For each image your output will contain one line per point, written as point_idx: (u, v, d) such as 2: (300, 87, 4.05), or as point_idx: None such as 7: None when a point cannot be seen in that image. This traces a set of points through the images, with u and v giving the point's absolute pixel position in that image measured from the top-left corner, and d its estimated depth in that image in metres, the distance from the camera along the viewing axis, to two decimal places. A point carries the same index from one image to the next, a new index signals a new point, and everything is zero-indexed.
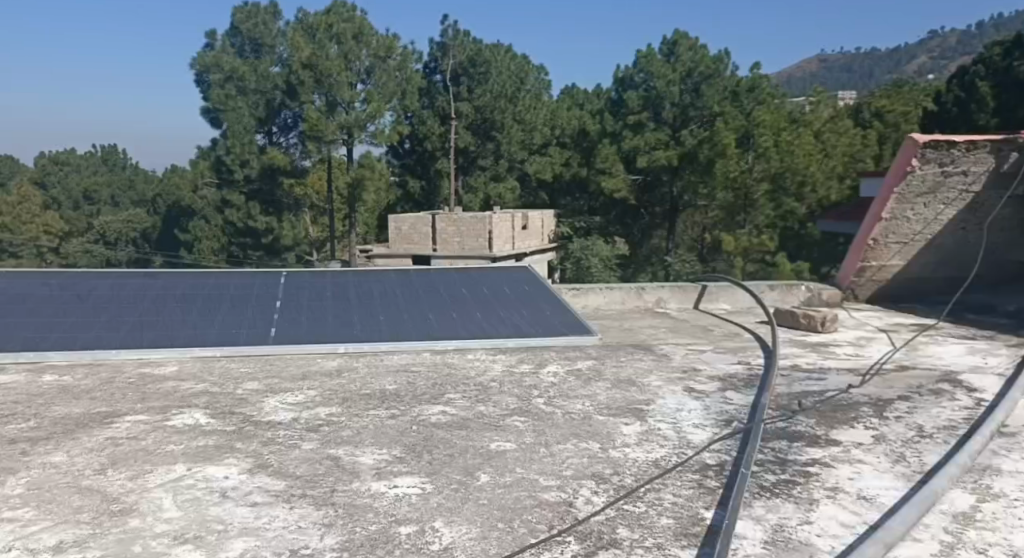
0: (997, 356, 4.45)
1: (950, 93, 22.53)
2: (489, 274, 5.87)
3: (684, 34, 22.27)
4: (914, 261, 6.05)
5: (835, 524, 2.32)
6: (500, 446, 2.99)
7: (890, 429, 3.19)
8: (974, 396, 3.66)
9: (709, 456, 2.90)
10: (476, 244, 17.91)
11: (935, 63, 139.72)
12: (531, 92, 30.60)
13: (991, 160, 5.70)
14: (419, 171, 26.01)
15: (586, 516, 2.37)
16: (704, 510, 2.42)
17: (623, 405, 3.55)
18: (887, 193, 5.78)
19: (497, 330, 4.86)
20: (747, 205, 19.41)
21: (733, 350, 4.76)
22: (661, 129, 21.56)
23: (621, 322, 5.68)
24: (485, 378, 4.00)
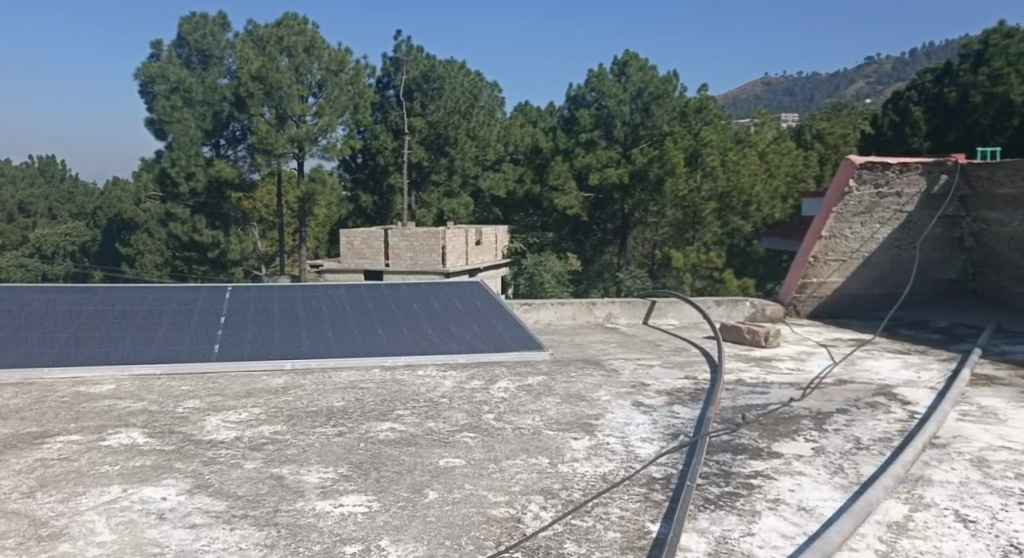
0: (930, 370, 4.62)
1: (886, 118, 23.72)
2: (441, 288, 5.86)
3: (634, 55, 22.68)
4: (852, 278, 6.23)
5: (776, 536, 2.37)
6: (449, 462, 2.98)
7: (829, 442, 3.28)
8: (907, 408, 3.79)
9: (655, 469, 2.93)
10: (429, 259, 17.82)
11: (871, 88, 145.31)
12: (484, 108, 30.80)
13: (922, 182, 5.98)
14: (371, 186, 25.80)
15: (534, 531, 2.38)
16: (651, 523, 2.45)
17: (572, 420, 3.57)
18: (825, 211, 5.99)
19: (448, 346, 4.85)
20: (695, 222, 20.33)
21: (680, 365, 4.84)
22: (613, 147, 21.87)
23: (572, 337, 5.72)
24: (435, 394, 3.98)
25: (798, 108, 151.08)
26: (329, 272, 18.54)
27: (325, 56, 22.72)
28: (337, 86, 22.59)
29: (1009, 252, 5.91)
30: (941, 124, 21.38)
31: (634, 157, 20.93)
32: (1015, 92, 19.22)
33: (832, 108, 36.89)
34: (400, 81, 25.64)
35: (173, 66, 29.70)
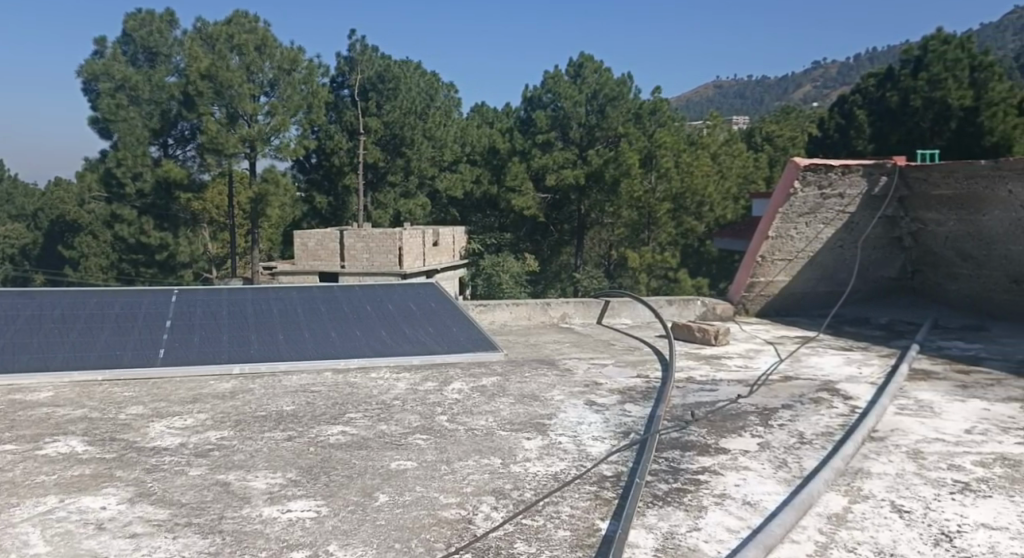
0: (871, 366, 4.77)
1: (833, 122, 24.61)
2: (394, 290, 5.83)
3: (589, 57, 22.89)
4: (797, 277, 6.41)
5: (721, 529, 2.42)
6: (401, 465, 2.97)
7: (773, 437, 3.36)
8: (848, 404, 3.90)
9: (606, 467, 2.97)
10: (385, 260, 17.65)
11: (817, 91, 149.22)
12: (440, 109, 30.77)
13: (863, 184, 6.03)
14: (326, 187, 25.43)
15: (484, 532, 2.39)
16: (600, 520, 2.48)
17: (525, 421, 3.59)
18: (772, 212, 6.06)
19: (401, 348, 4.83)
20: (650, 222, 20.47)
21: (633, 364, 4.90)
22: (569, 149, 22.00)
23: (526, 338, 5.74)
24: (388, 396, 3.96)
25: (748, 110, 154.33)
26: (283, 274, 18.19)
27: (277, 54, 22.33)
28: (289, 85, 22.28)
29: (945, 251, 6.11)
30: (884, 128, 22.04)
31: (590, 158, 21.13)
32: (953, 96, 19.93)
33: (781, 111, 37.75)
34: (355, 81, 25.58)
35: (118, 63, 28.71)
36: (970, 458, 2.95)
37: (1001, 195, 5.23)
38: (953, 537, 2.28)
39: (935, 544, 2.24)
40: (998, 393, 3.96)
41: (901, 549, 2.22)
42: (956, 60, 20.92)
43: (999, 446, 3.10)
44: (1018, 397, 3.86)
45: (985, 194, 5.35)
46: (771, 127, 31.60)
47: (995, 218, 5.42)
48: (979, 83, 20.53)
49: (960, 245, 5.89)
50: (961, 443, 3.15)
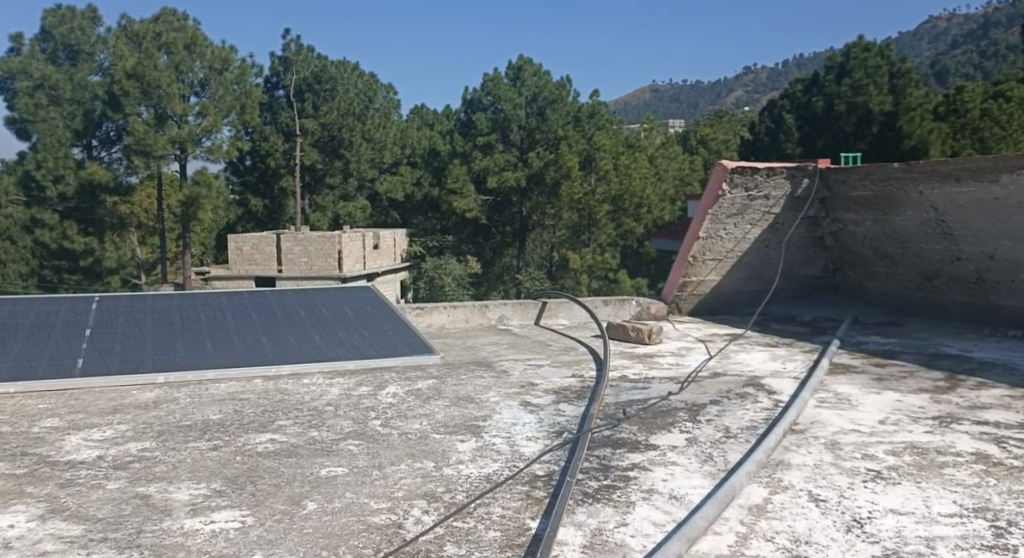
0: (794, 361, 4.94)
1: (763, 125, 26.04)
2: (330, 293, 5.76)
3: (528, 60, 23.12)
4: (726, 276, 6.58)
5: (648, 524, 2.47)
6: (331, 471, 2.93)
7: (701, 432, 3.45)
8: (772, 398, 4.04)
9: (538, 467, 2.99)
10: (325, 264, 17.34)
11: (747, 96, 153.98)
12: (379, 110, 30.55)
13: (787, 186, 6.20)
14: (262, 189, 24.81)
15: (414, 536, 2.38)
16: (530, 520, 2.50)
17: (460, 422, 3.59)
18: (702, 213, 6.17)
19: (336, 352, 4.77)
20: (591, 224, 21.21)
21: (569, 364, 4.96)
22: (509, 151, 21.98)
23: (464, 340, 5.75)
24: (320, 402, 3.90)
25: (681, 114, 158.00)
26: (217, 278, 17.64)
27: (208, 54, 21.77)
28: (221, 85, 21.72)
29: (863, 251, 6.35)
30: (810, 132, 22.87)
31: (530, 160, 21.17)
32: (874, 101, 20.81)
33: (714, 114, 38.89)
34: (290, 82, 25.29)
35: (36, 60, 27.37)
36: (882, 447, 3.09)
37: (913, 196, 5.45)
38: (864, 523, 2.38)
39: (848, 531, 2.33)
40: (910, 384, 4.16)
41: (816, 537, 2.30)
42: (876, 66, 21.74)
43: (910, 435, 3.25)
44: (928, 388, 4.07)
45: (898, 196, 5.56)
46: (704, 130, 32.38)
47: (909, 218, 5.64)
48: (897, 89, 21.50)
49: (877, 245, 6.14)
50: (875, 434, 3.29)
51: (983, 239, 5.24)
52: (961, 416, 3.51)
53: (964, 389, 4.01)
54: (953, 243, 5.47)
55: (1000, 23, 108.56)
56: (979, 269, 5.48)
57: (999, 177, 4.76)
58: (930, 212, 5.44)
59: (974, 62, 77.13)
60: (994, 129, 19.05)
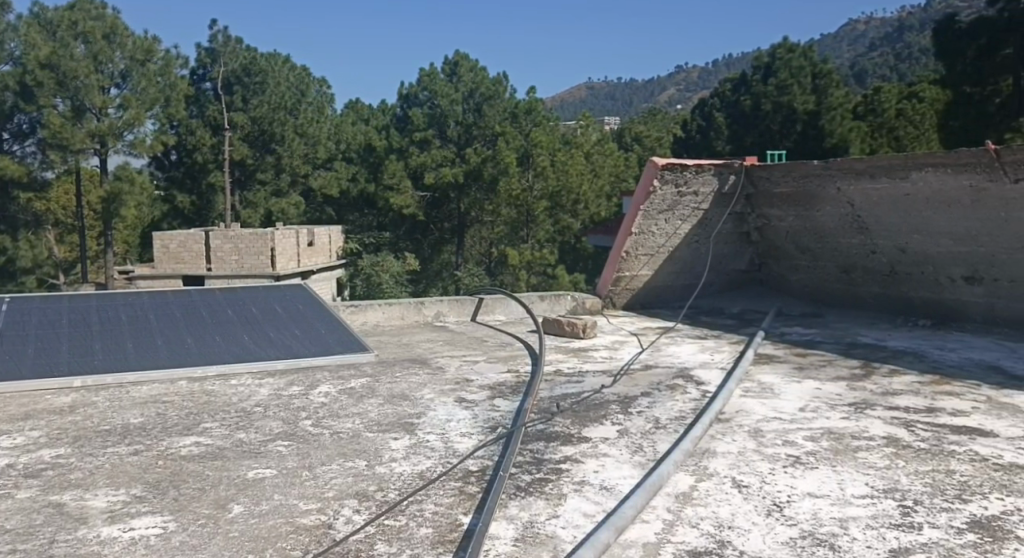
0: (722, 353, 5.08)
1: (694, 123, 26.67)
2: (260, 293, 5.63)
3: (465, 56, 23.18)
4: (657, 271, 6.70)
5: (578, 515, 2.50)
6: (258, 473, 2.87)
7: (632, 424, 3.51)
8: (701, 388, 4.15)
9: (472, 463, 2.99)
10: (257, 261, 16.89)
11: (679, 95, 157.40)
12: (312, 104, 30.08)
13: (714, 182, 6.39)
14: (188, 185, 23.94)
15: (344, 536, 2.35)
16: (463, 516, 2.50)
17: (393, 421, 3.56)
18: (634, 210, 6.26)
19: (265, 352, 4.66)
20: (529, 220, 21.47)
21: (504, 360, 4.98)
22: (446, 147, 21.84)
23: (399, 338, 5.69)
24: (249, 403, 3.81)
25: (616, 111, 160.41)
26: (141, 279, 16.92)
27: (128, 44, 20.80)
28: (145, 77, 20.95)
29: (786, 245, 6.56)
30: (738, 130, 23.57)
31: (468, 156, 21.10)
32: (798, 101, 21.53)
33: (648, 113, 39.68)
34: (218, 74, 24.68)
35: None
36: (801, 433, 3.21)
37: (831, 193, 5.67)
38: (783, 507, 2.47)
39: (768, 515, 2.42)
40: (829, 373, 4.33)
41: (738, 522, 2.38)
42: (800, 67, 22.56)
43: (826, 421, 3.39)
44: (845, 376, 4.24)
45: (819, 192, 5.78)
46: (639, 129, 33.05)
47: (828, 214, 5.87)
48: (820, 89, 22.27)
49: (799, 240, 6.35)
50: (795, 420, 3.42)
51: (896, 234, 5.49)
52: (875, 402, 3.67)
53: (878, 377, 4.19)
54: (869, 237, 5.72)
55: (915, 28, 113.54)
56: (893, 263, 5.73)
57: (910, 174, 5.01)
58: (847, 208, 5.66)
59: (891, 64, 80.46)
60: (908, 129, 19.90)
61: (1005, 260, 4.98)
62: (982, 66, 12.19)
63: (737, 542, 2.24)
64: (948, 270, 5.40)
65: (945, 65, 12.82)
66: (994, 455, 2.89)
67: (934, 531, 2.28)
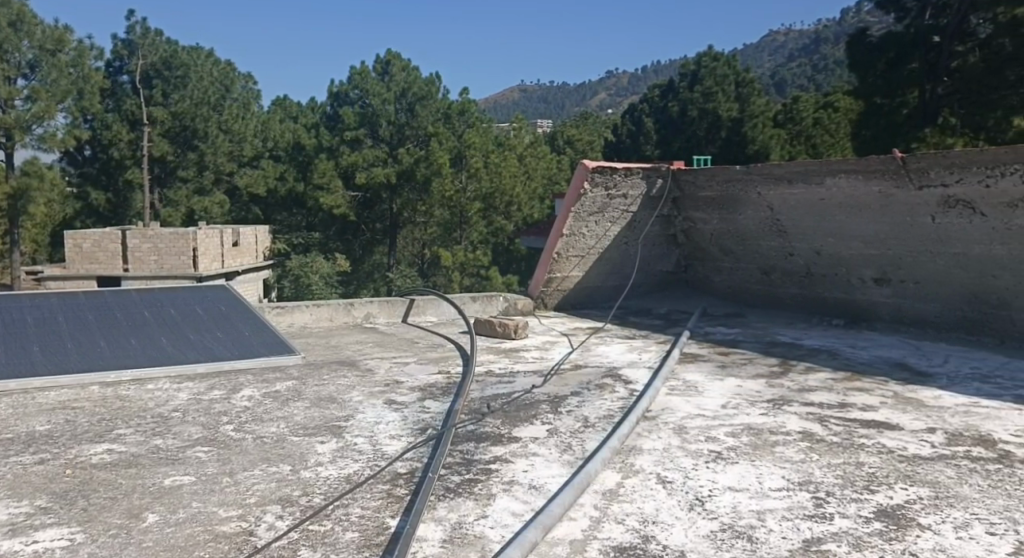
0: (649, 352, 5.18)
1: (624, 127, 27.22)
2: (180, 294, 5.45)
3: (397, 55, 22.96)
4: (587, 273, 6.78)
5: (507, 515, 2.51)
6: (176, 481, 2.77)
7: (561, 423, 3.54)
8: (628, 387, 4.22)
9: (401, 465, 2.97)
10: (178, 262, 16.31)
11: (612, 100, 160.38)
12: (239, 100, 29.37)
13: (643, 185, 6.49)
14: (103, 181, 23.04)
15: (266, 543, 2.29)
16: (390, 519, 2.47)
17: (320, 424, 3.50)
18: (565, 212, 6.31)
19: (185, 355, 4.51)
20: (462, 222, 21.36)
21: (435, 361, 4.94)
22: (378, 146, 21.58)
23: (328, 340, 5.59)
24: (166, 408, 3.69)
25: (550, 113, 162.10)
26: (51, 280, 16.16)
27: (37, 33, 19.73)
28: (56, 69, 19.94)
29: (710, 247, 6.73)
30: (666, 135, 24.08)
31: (400, 156, 20.91)
32: (722, 108, 22.26)
33: (581, 116, 40.31)
34: (136, 67, 23.74)
35: None
36: (723, 430, 3.30)
37: (752, 197, 5.84)
38: (704, 501, 2.53)
39: (690, 509, 2.47)
40: (749, 371, 4.47)
41: (662, 517, 2.43)
42: (724, 75, 23.40)
43: (747, 417, 3.49)
44: (765, 373, 4.39)
45: (740, 196, 5.95)
46: (571, 131, 33.42)
47: (749, 217, 6.05)
48: (743, 97, 23.12)
49: (723, 242, 6.53)
50: (718, 417, 3.51)
51: (812, 237, 5.71)
52: (792, 398, 3.81)
53: (795, 373, 4.35)
54: (787, 239, 5.92)
55: (832, 40, 118.67)
56: (809, 265, 5.96)
57: (825, 179, 5.21)
58: (767, 212, 5.85)
59: (810, 74, 83.63)
60: (824, 137, 20.48)
61: (911, 263, 5.23)
62: (891, 78, 12.74)
63: (661, 537, 2.29)
64: (859, 271, 5.64)
65: (858, 77, 13.43)
66: (900, 447, 3.03)
67: (844, 520, 2.37)
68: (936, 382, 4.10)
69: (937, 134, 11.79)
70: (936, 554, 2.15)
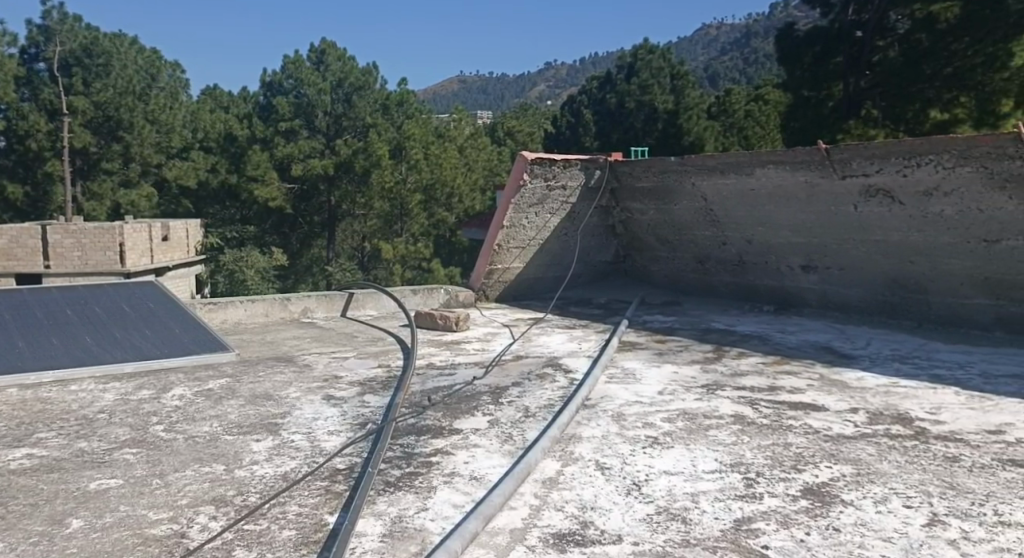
0: (588, 341, 5.24)
1: (564, 118, 27.46)
2: (105, 291, 5.27)
3: (332, 44, 22.52)
4: (529, 265, 6.82)
5: (448, 507, 2.50)
6: (102, 484, 2.68)
7: (503, 413, 3.55)
8: (568, 376, 4.26)
9: (340, 460, 2.94)
10: (103, 258, 15.70)
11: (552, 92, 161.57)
12: (165, 90, 28.50)
13: (581, 176, 6.52)
14: (20, 174, 21.91)
15: (199, 545, 2.24)
16: (328, 515, 2.45)
17: (256, 422, 3.43)
18: (505, 203, 6.31)
19: (111, 353, 4.37)
20: (402, 214, 21.09)
21: (375, 355, 4.90)
22: (315, 138, 21.25)
23: (263, 336, 5.48)
24: (92, 410, 3.56)
25: (491, 105, 162.38)
26: None
27: None
28: None
29: (647, 237, 6.84)
30: (605, 127, 24.45)
31: (337, 148, 20.64)
32: (659, 101, 22.91)
33: (521, 107, 40.58)
34: (53, 54, 23.05)
35: None
36: (659, 416, 3.36)
37: (686, 187, 5.95)
38: (641, 486, 2.58)
39: (627, 494, 2.52)
40: (684, 357, 4.57)
41: (601, 502, 2.46)
42: (659, 68, 23.76)
43: (683, 402, 3.57)
44: (699, 359, 4.51)
45: (675, 187, 6.05)
46: (511, 123, 33.35)
47: (683, 207, 6.16)
48: (678, 89, 23.60)
49: (659, 232, 6.63)
50: (655, 403, 3.58)
51: (743, 226, 5.85)
52: (725, 383, 3.91)
53: (728, 359, 4.47)
54: (719, 229, 6.05)
55: (762, 35, 122.24)
56: (741, 254, 6.12)
57: (754, 170, 5.33)
58: (701, 202, 5.96)
59: (742, 68, 86.40)
60: (755, 129, 21.20)
61: (835, 250, 5.43)
62: (818, 72, 13.23)
63: (599, 522, 2.32)
64: (787, 259, 5.81)
65: (786, 70, 13.72)
66: (825, 428, 3.15)
67: (773, 499, 2.45)
68: (859, 364, 4.28)
69: (860, 126, 12.25)
70: (857, 528, 2.24)
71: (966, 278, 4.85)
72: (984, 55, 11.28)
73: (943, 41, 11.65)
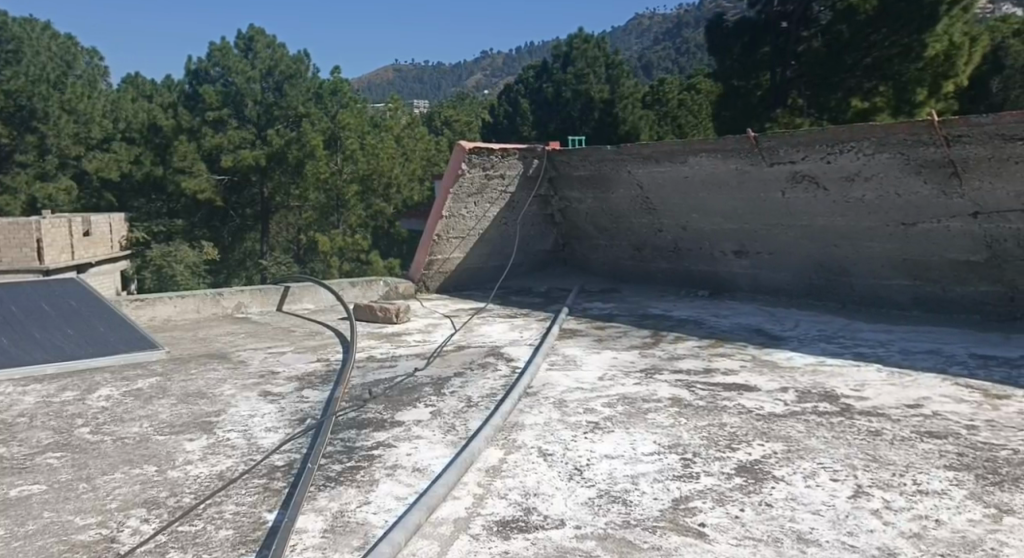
0: (529, 330, 5.26)
1: (501, 108, 27.47)
2: (26, 289, 5.03)
3: (261, 32, 21.96)
4: (469, 255, 6.79)
5: (390, 499, 2.48)
6: (24, 491, 2.56)
7: (445, 404, 3.53)
8: (510, 365, 4.28)
9: (278, 457, 2.87)
10: (19, 255, 14.89)
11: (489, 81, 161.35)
12: (83, 79, 27.36)
13: (519, 166, 6.52)
14: None
15: (131, 548, 2.17)
16: (267, 512, 2.39)
17: (189, 421, 3.32)
18: (444, 193, 6.27)
19: (30, 354, 4.18)
20: (339, 205, 20.92)
21: (314, 349, 4.81)
22: (244, 128, 20.48)
23: (195, 332, 5.32)
24: (11, 414, 3.39)
25: (428, 95, 161.25)
26: None
27: None
28: None
29: (585, 225, 6.89)
30: (543, 116, 24.55)
31: (269, 138, 19.88)
32: (595, 91, 22.72)
33: (458, 96, 40.43)
34: None
35: None
36: (600, 401, 3.40)
37: (623, 176, 6.01)
38: (583, 470, 2.61)
39: (569, 479, 2.54)
40: (623, 343, 4.63)
41: (542, 488, 2.48)
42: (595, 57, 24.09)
43: (622, 387, 3.62)
44: (637, 344, 4.57)
45: (612, 175, 6.10)
46: (448, 113, 33.21)
47: (620, 195, 6.23)
48: (613, 79, 23.76)
49: (597, 220, 6.69)
50: (595, 389, 3.62)
51: (678, 213, 5.94)
52: (663, 367, 3.98)
53: (665, 343, 4.55)
54: (655, 216, 6.14)
55: (694, 26, 124.59)
56: (676, 240, 6.23)
57: (687, 159, 5.42)
58: (637, 190, 6.03)
59: (675, 58, 88.05)
60: (688, 117, 21.62)
61: (765, 235, 5.57)
62: (747, 63, 13.57)
63: (542, 508, 2.33)
64: (720, 245, 5.95)
65: (717, 61, 14.08)
66: (758, 407, 3.24)
67: (709, 478, 2.51)
68: (788, 344, 4.41)
69: (787, 114, 12.61)
70: (788, 502, 2.31)
71: (887, 261, 5.04)
72: (900, 46, 11.73)
73: (863, 32, 12.06)
